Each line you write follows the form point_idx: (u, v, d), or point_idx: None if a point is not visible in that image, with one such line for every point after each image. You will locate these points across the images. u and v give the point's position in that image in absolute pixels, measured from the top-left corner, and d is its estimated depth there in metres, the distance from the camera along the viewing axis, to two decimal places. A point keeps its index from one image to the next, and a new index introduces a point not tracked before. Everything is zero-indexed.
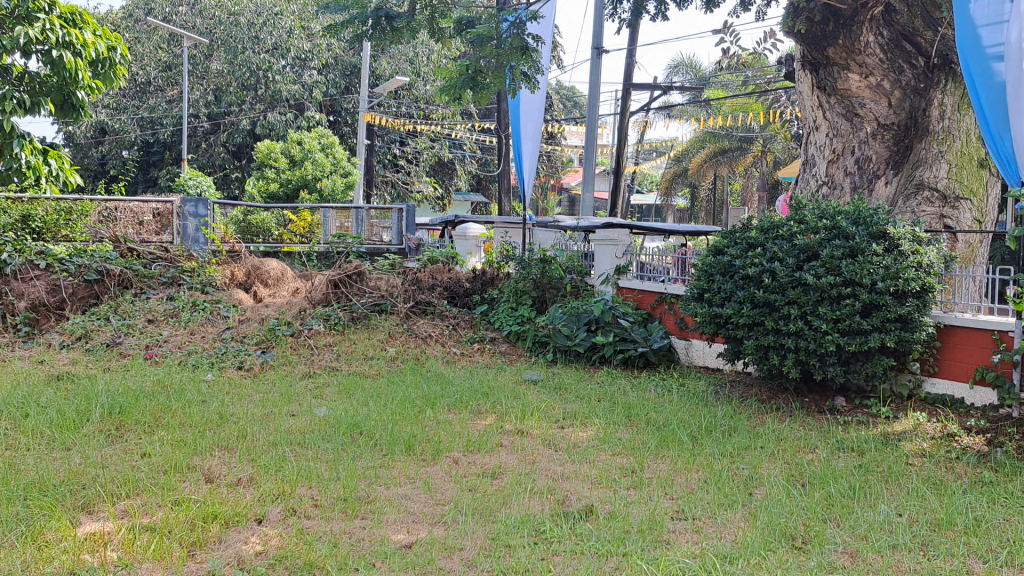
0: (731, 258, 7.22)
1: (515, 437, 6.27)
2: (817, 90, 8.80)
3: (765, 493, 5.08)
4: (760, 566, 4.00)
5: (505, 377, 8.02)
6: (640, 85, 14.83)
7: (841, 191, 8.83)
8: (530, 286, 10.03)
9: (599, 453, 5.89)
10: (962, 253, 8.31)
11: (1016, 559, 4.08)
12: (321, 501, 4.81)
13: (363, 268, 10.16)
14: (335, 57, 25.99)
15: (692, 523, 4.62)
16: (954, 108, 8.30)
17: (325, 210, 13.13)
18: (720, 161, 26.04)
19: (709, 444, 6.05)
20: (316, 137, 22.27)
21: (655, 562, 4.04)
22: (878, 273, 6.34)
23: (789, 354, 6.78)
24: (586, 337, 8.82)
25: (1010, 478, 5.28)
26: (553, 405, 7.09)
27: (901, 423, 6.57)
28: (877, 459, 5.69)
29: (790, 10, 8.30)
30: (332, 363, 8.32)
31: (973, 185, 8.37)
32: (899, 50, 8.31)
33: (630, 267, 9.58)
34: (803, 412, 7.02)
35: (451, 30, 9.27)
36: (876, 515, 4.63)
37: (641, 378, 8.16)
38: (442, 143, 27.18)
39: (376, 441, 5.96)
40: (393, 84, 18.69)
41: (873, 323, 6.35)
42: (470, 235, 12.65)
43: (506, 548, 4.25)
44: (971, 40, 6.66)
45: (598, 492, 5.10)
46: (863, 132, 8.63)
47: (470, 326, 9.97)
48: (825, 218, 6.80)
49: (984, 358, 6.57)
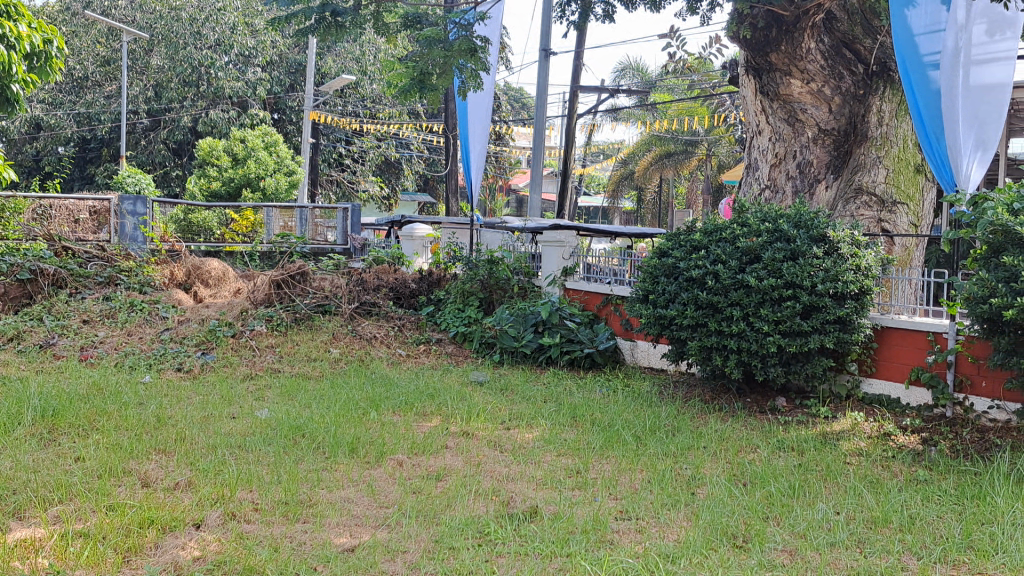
0: (675, 261, 7.29)
1: (460, 438, 6.25)
2: (760, 95, 8.87)
3: (707, 492, 5.13)
4: (701, 565, 4.05)
5: (451, 379, 7.99)
6: (586, 87, 14.86)
7: (783, 195, 8.95)
8: (477, 286, 9.99)
9: (544, 454, 5.91)
10: (899, 257, 8.49)
11: (948, 555, 4.17)
12: (261, 505, 4.75)
13: (307, 268, 10.06)
14: (279, 54, 25.60)
15: (635, 523, 4.65)
16: (892, 115, 8.58)
17: (268, 209, 12.96)
18: (665, 164, 26.24)
19: (653, 444, 6.11)
20: (260, 136, 21.91)
21: (599, 562, 4.05)
22: (818, 275, 6.49)
23: (731, 354, 6.87)
24: (533, 337, 8.81)
25: (943, 476, 5.42)
26: (499, 406, 7.09)
27: (840, 423, 6.70)
28: (816, 458, 5.79)
29: (735, 16, 8.37)
30: (274, 364, 8.20)
31: (910, 190, 8.62)
32: (839, 57, 8.47)
33: (577, 268, 9.63)
34: (745, 412, 7.11)
35: (397, 26, 9.19)
36: (815, 514, 4.71)
37: (587, 379, 8.21)
38: (389, 143, 26.98)
39: (318, 443, 5.90)
40: (338, 81, 18.48)
41: (813, 324, 6.49)
42: (416, 236, 12.61)
43: (450, 550, 4.23)
44: (907, 47, 6.74)
45: (543, 493, 5.11)
46: (804, 137, 8.76)
47: (416, 326, 9.92)
48: (767, 221, 6.89)
49: (919, 360, 6.75)
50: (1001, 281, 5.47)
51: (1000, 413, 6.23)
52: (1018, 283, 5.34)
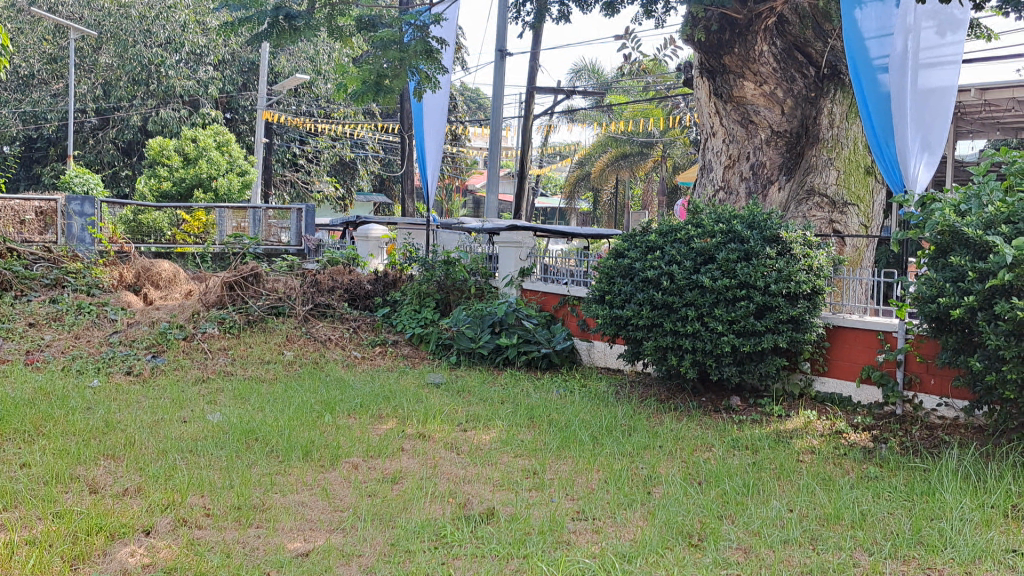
0: (630, 262, 7.33)
1: (416, 441, 6.21)
2: (713, 97, 8.97)
3: (663, 492, 5.16)
4: (658, 564, 4.07)
5: (407, 381, 7.93)
6: (543, 88, 14.85)
7: (736, 196, 9.05)
8: (434, 288, 9.95)
9: (502, 455, 5.90)
10: (850, 257, 8.61)
11: (899, 551, 4.23)
12: (213, 510, 4.67)
13: (260, 270, 9.93)
14: (231, 53, 25.23)
15: (592, 523, 4.65)
16: (842, 117, 8.71)
17: (220, 210, 12.83)
18: (621, 165, 26.30)
19: (609, 444, 6.12)
20: (211, 135, 21.59)
21: (556, 563, 4.05)
22: (771, 276, 6.56)
23: (686, 354, 6.91)
24: (490, 338, 8.80)
25: (893, 472, 5.51)
26: (456, 408, 7.06)
27: (793, 421, 6.78)
28: (769, 456, 5.86)
29: (689, 19, 8.55)
30: (227, 367, 8.08)
31: (860, 192, 8.74)
32: (791, 60, 8.58)
33: (534, 269, 9.64)
34: (699, 411, 7.15)
35: (351, 27, 9.09)
36: (769, 511, 4.75)
37: (544, 379, 8.21)
38: (344, 143, 26.76)
39: (272, 447, 5.82)
40: (292, 81, 18.27)
41: (767, 324, 6.56)
42: (372, 236, 12.55)
43: (406, 553, 4.20)
44: (858, 50, 6.88)
45: (499, 495, 5.10)
46: (757, 139, 8.87)
47: (371, 328, 9.85)
48: (721, 222, 6.96)
49: (869, 358, 6.87)
50: (948, 281, 5.57)
51: (948, 410, 6.38)
52: (965, 282, 5.45)
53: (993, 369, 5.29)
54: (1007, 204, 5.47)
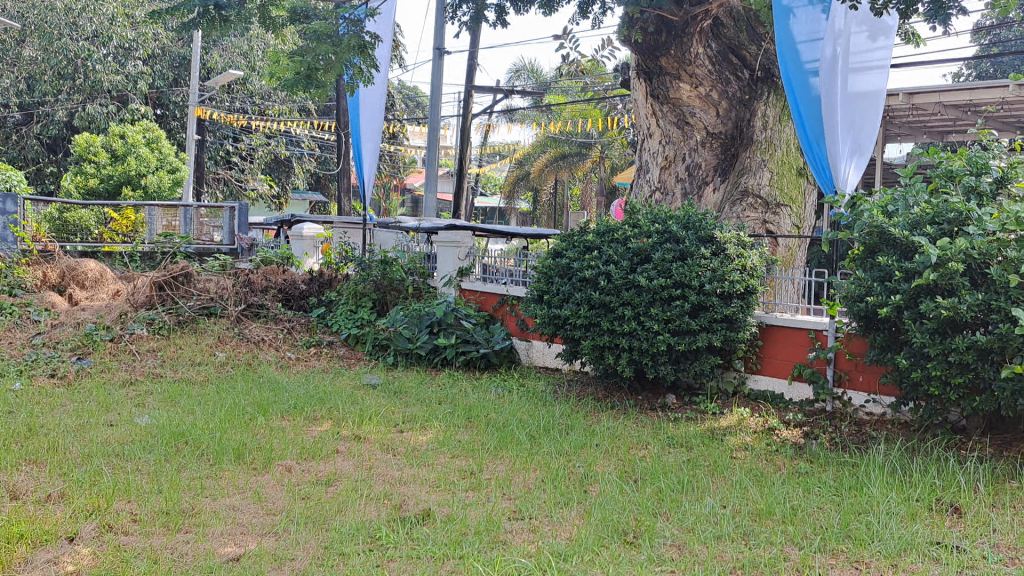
0: (568, 261, 7.36)
1: (352, 442, 6.14)
2: (650, 98, 9.05)
3: (599, 490, 5.19)
4: (593, 562, 4.09)
5: (342, 381, 7.85)
6: (481, 87, 14.82)
7: (672, 197, 9.15)
8: (371, 288, 9.86)
9: (438, 456, 5.87)
10: (782, 257, 8.76)
11: (828, 545, 4.32)
12: (140, 516, 4.55)
13: (191, 269, 9.75)
14: (161, 47, 24.65)
15: (528, 523, 4.65)
16: (775, 119, 8.86)
17: (150, 208, 12.59)
18: (560, 165, 26.36)
19: (546, 444, 6.12)
20: (141, 131, 21.09)
21: (492, 563, 4.04)
22: (706, 275, 6.66)
23: (623, 353, 6.96)
24: (428, 338, 8.74)
25: (823, 468, 5.62)
26: (392, 409, 7.00)
27: (727, 418, 6.89)
28: (704, 454, 5.93)
29: (626, 20, 8.62)
30: (156, 369, 7.89)
31: (792, 193, 8.86)
32: (726, 62, 8.70)
33: (473, 269, 9.63)
34: (636, 410, 7.21)
35: (284, 19, 8.95)
36: (703, 508, 4.81)
37: (482, 379, 8.19)
38: (279, 140, 26.35)
39: (202, 450, 5.71)
40: (224, 78, 17.87)
41: (701, 323, 6.65)
42: (306, 236, 12.41)
43: (340, 556, 4.15)
44: (789, 53, 6.97)
45: (435, 495, 5.07)
46: (692, 140, 8.98)
47: (306, 329, 9.72)
48: (657, 222, 7.04)
49: (801, 356, 7.01)
50: (876, 280, 5.71)
51: (876, 406, 6.53)
52: (892, 282, 5.59)
53: (918, 366, 5.44)
54: (932, 205, 5.63)
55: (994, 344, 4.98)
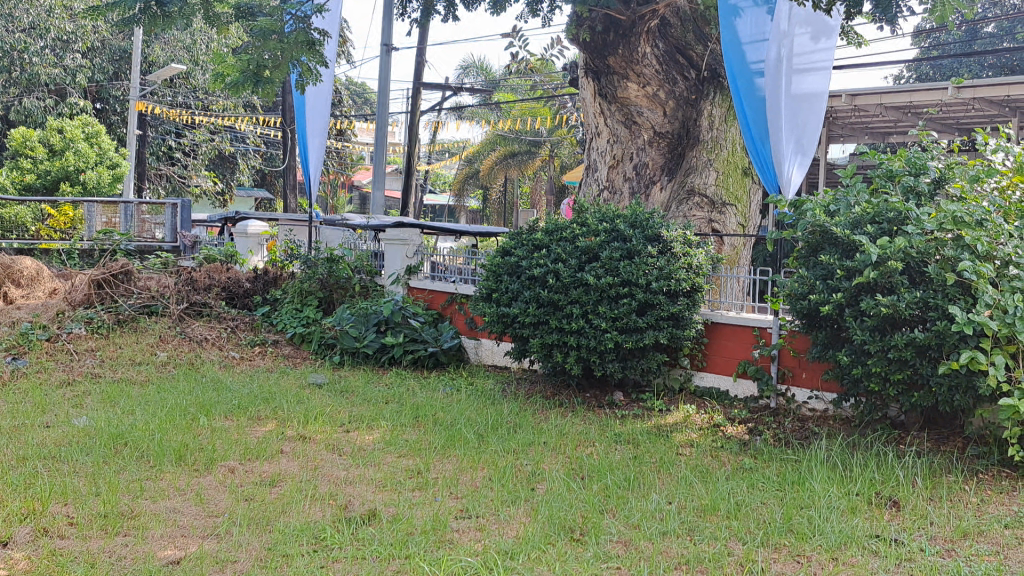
0: (517, 260, 7.35)
1: (297, 443, 6.07)
2: (598, 97, 9.09)
3: (546, 487, 5.20)
4: (540, 560, 4.10)
5: (287, 381, 7.76)
6: (430, 84, 14.75)
7: (620, 196, 9.21)
8: (316, 286, 9.75)
9: (385, 456, 5.83)
10: (727, 256, 8.85)
11: (770, 539, 4.38)
12: (78, 519, 4.45)
13: (131, 267, 9.59)
14: (101, 40, 23.88)
15: (475, 522, 4.64)
16: (722, 119, 8.95)
17: (89, 204, 12.32)
18: (509, 163, 26.38)
19: (494, 442, 6.12)
20: (80, 126, 20.59)
21: (438, 562, 4.02)
22: (653, 274, 6.70)
23: (571, 351, 6.97)
24: (375, 337, 8.67)
25: (767, 463, 5.70)
26: (338, 409, 6.93)
27: (673, 415, 6.95)
28: (650, 450, 5.98)
29: (574, 19, 8.67)
30: (94, 369, 7.72)
31: (737, 192, 8.95)
32: (673, 62, 8.78)
33: (421, 267, 9.59)
34: (584, 407, 7.24)
35: (228, 15, 8.81)
36: (649, 505, 4.85)
37: (430, 378, 8.14)
38: (223, 136, 25.95)
39: (142, 451, 5.60)
40: (168, 72, 17.34)
41: (648, 321, 6.71)
42: (251, 233, 12.25)
43: (284, 558, 4.09)
44: (735, 54, 7.07)
45: (381, 495, 5.04)
46: (640, 139, 9.06)
47: (250, 328, 9.58)
48: (605, 221, 7.07)
49: (745, 353, 7.10)
50: (819, 278, 5.80)
51: (818, 402, 6.67)
52: (833, 280, 5.69)
53: (859, 363, 5.54)
54: (872, 205, 5.74)
55: (932, 342, 5.09)
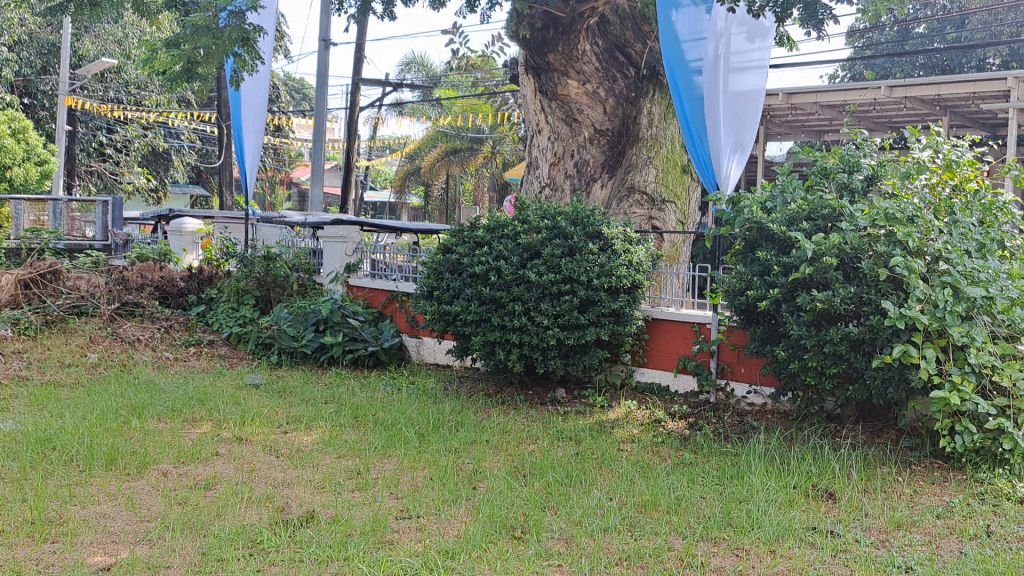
0: (458, 257, 7.30)
1: (232, 445, 5.96)
2: (538, 95, 9.08)
3: (488, 486, 5.18)
4: (481, 559, 4.07)
5: (224, 382, 7.60)
6: (369, 80, 14.60)
7: (561, 193, 9.16)
8: (253, 284, 9.59)
9: (324, 457, 5.75)
10: (667, 252, 8.92)
11: (710, 533, 4.41)
12: (3, 527, 4.31)
13: (59, 267, 9.46)
14: (28, 33, 23.24)
15: (415, 522, 4.59)
16: (660, 117, 9.06)
17: (17, 203, 12.10)
18: (451, 160, 26.26)
19: (435, 441, 6.08)
20: (6, 121, 19.90)
21: (377, 564, 3.96)
22: (594, 271, 6.72)
23: (513, 349, 6.96)
24: (313, 337, 8.55)
25: (706, 458, 5.75)
26: (276, 410, 6.82)
27: (614, 411, 6.98)
28: (591, 446, 6.00)
29: (513, 16, 8.64)
30: (21, 372, 7.49)
31: (677, 189, 9.01)
32: (612, 60, 8.84)
33: (361, 265, 9.49)
34: (526, 404, 7.24)
35: (159, 9, 8.59)
36: (590, 501, 4.85)
37: (371, 378, 8.05)
38: (156, 131, 25.34)
39: (71, 456, 5.44)
40: (97, 67, 16.99)
41: (590, 318, 6.74)
42: (185, 231, 12.03)
43: (218, 562, 4.01)
44: (674, 51, 7.09)
45: (320, 497, 4.96)
46: (580, 137, 9.05)
47: (185, 328, 9.40)
48: (546, 218, 7.05)
49: (685, 349, 7.18)
50: (755, 275, 5.87)
51: (756, 397, 6.77)
52: (770, 276, 5.75)
53: (795, 357, 5.62)
54: (807, 202, 5.82)
55: (866, 335, 5.19)
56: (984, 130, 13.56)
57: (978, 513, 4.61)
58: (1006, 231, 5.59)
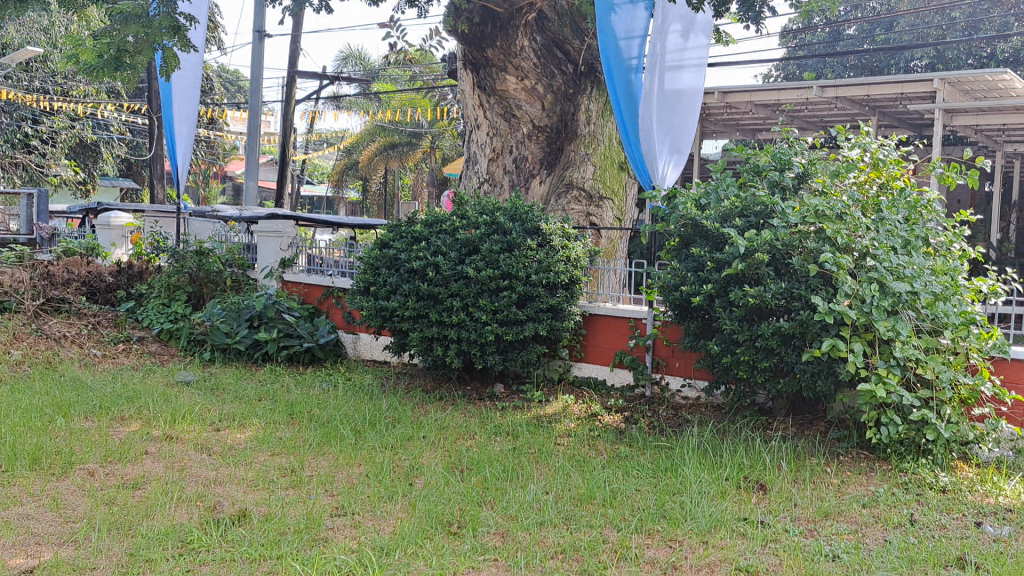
0: (396, 252, 7.25)
1: (163, 443, 5.85)
2: (477, 90, 9.06)
3: (424, 482, 5.17)
4: (417, 555, 4.06)
5: (154, 380, 7.45)
6: (306, 73, 14.42)
7: (500, 188, 9.20)
8: (185, 280, 9.40)
9: (257, 454, 5.68)
10: (604, 248, 8.98)
11: (644, 525, 4.47)
12: None
13: None
14: None
15: (350, 519, 4.57)
16: (598, 114, 9.11)
17: None
18: (390, 155, 26.03)
19: (371, 437, 6.05)
20: None
21: (311, 562, 3.93)
22: (532, 267, 6.76)
23: (451, 345, 6.95)
24: (247, 333, 8.41)
25: (642, 451, 5.82)
26: (208, 407, 6.72)
27: (552, 406, 7.02)
28: (528, 441, 6.03)
29: (451, 9, 8.57)
30: None
31: (614, 186, 9.07)
32: (551, 56, 8.90)
33: (296, 261, 9.39)
34: (464, 400, 7.23)
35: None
36: (526, 495, 4.88)
37: (306, 375, 7.96)
38: (84, 123, 24.64)
39: None
40: (22, 55, 16.48)
41: (528, 313, 6.76)
42: (114, 225, 11.74)
43: (146, 563, 3.93)
44: (612, 49, 7.10)
45: (253, 495, 4.90)
46: (519, 133, 9.09)
47: (113, 324, 9.20)
48: (485, 213, 7.06)
49: (622, 344, 7.25)
50: (690, 270, 5.96)
51: (691, 390, 6.88)
52: (704, 272, 5.85)
53: (728, 352, 5.71)
54: (740, 199, 5.91)
55: (795, 330, 5.31)
56: (912, 129, 13.93)
57: (902, 502, 4.75)
58: (930, 229, 5.76)
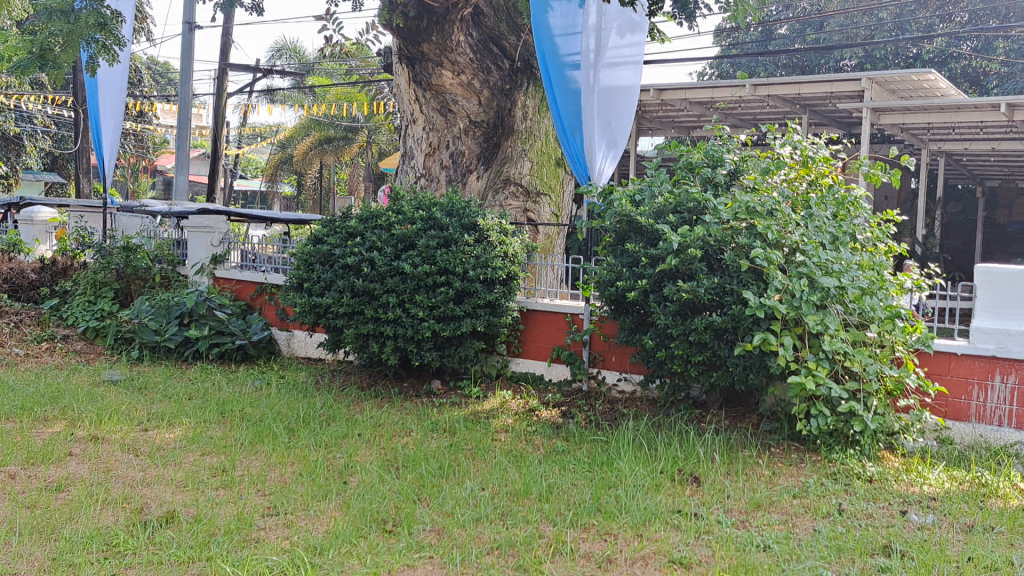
0: (330, 248, 7.17)
1: (88, 444, 5.69)
2: (412, 84, 9.00)
3: (359, 480, 5.12)
4: (350, 554, 4.02)
5: (79, 379, 7.24)
6: (238, 66, 14.17)
7: (437, 183, 9.15)
8: (112, 277, 9.15)
9: (187, 454, 5.56)
10: (542, 244, 8.99)
11: (579, 520, 4.48)
12: None
13: None
14: None
15: (283, 518, 4.50)
16: (535, 110, 9.13)
17: None
18: (325, 149, 25.68)
19: (305, 436, 5.97)
20: None
21: (241, 563, 3.87)
22: (469, 262, 6.74)
23: (388, 341, 6.88)
24: (178, 330, 8.25)
25: (577, 446, 5.84)
26: (136, 406, 6.56)
27: (489, 401, 7.01)
28: (465, 438, 6.01)
29: (385, 3, 8.42)
30: None
31: (551, 182, 9.10)
32: (487, 51, 8.87)
33: (229, 257, 9.23)
34: (400, 397, 7.18)
35: None
36: (462, 492, 4.86)
37: (239, 372, 7.82)
38: (6, 115, 23.81)
39: None
40: None
41: (465, 309, 6.75)
42: (37, 220, 11.44)
43: (69, 567, 3.82)
44: (549, 44, 7.10)
45: (182, 496, 4.80)
46: (455, 128, 9.08)
47: (37, 322, 8.98)
48: (421, 209, 7.03)
49: (560, 339, 7.28)
50: (625, 266, 6.00)
51: (627, 384, 6.94)
52: (638, 268, 5.90)
53: (663, 346, 5.78)
54: (674, 196, 5.97)
55: (728, 324, 5.38)
56: (841, 127, 14.26)
57: (831, 492, 4.85)
58: (858, 225, 5.90)
